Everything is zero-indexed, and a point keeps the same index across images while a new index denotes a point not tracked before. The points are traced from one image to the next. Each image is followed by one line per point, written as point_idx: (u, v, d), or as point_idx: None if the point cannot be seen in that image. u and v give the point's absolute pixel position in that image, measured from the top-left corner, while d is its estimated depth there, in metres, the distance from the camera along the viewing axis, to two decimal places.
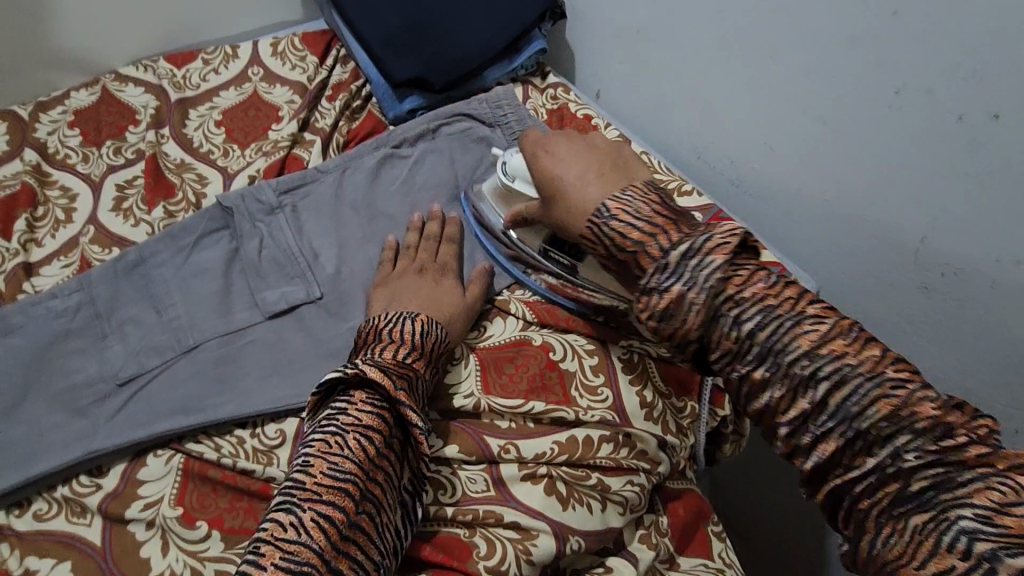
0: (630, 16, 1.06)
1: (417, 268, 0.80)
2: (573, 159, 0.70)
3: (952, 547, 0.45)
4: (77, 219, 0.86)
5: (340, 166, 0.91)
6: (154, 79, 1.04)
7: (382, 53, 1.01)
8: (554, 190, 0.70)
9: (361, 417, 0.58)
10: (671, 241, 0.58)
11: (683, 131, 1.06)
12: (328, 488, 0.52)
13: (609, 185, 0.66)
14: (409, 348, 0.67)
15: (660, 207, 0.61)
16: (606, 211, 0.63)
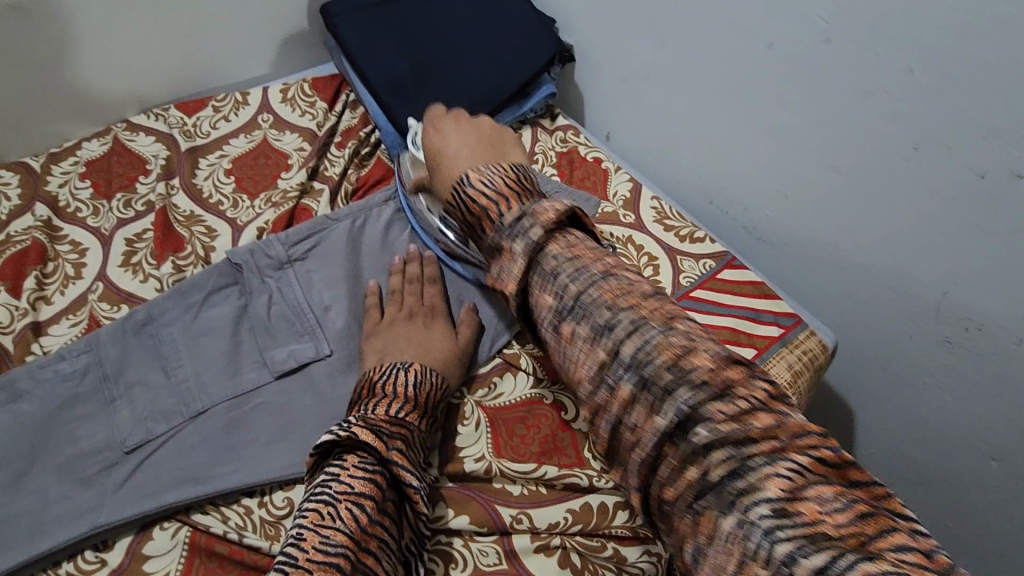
0: (635, 62, 1.06)
1: (407, 314, 0.79)
2: (460, 127, 0.73)
3: (759, 553, 0.40)
4: (86, 275, 0.86)
5: (350, 216, 0.89)
6: (165, 128, 1.05)
7: (391, 101, 1.01)
8: (444, 171, 0.70)
9: (354, 483, 0.57)
10: (510, 208, 0.58)
11: (692, 175, 1.06)
12: (322, 564, 0.50)
13: (487, 164, 0.65)
14: (404, 402, 0.66)
15: (542, 207, 0.59)
16: (472, 195, 0.60)
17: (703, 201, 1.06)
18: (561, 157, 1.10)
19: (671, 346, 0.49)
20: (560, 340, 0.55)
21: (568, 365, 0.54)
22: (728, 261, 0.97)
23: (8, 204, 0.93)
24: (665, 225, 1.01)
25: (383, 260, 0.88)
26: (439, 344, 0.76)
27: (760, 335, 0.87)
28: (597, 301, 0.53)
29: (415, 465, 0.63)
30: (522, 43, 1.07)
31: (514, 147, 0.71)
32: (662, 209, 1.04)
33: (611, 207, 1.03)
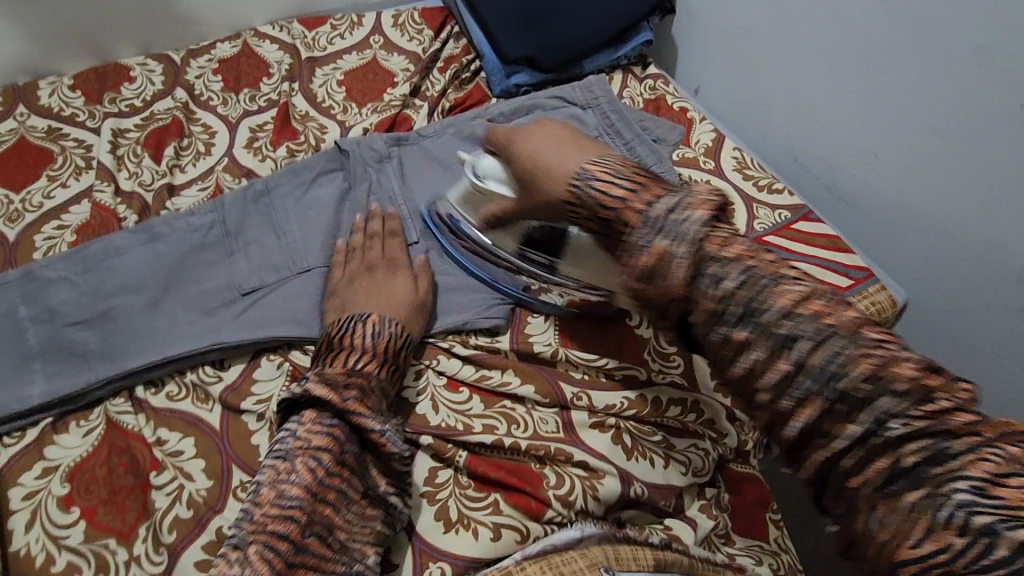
0: (738, 16, 1.08)
1: (366, 267, 0.77)
2: (551, 139, 0.67)
3: (885, 443, 0.46)
4: (214, 153, 0.97)
5: (439, 128, 0.99)
6: (288, 38, 1.15)
7: (497, 30, 1.07)
8: (531, 176, 0.66)
9: (309, 439, 0.58)
10: (654, 197, 0.56)
11: (780, 132, 1.08)
12: (274, 518, 0.53)
13: (584, 154, 0.64)
14: (365, 355, 0.65)
15: (639, 169, 0.59)
16: (588, 174, 0.60)
17: (787, 160, 1.09)
18: (648, 103, 1.12)
19: (752, 266, 0.51)
20: (651, 257, 0.54)
21: (660, 280, 0.54)
22: (804, 213, 0.98)
23: (152, 88, 1.04)
24: (744, 174, 1.03)
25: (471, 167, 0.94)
26: (407, 302, 0.74)
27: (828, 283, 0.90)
28: (687, 226, 0.53)
29: (379, 413, 0.62)
30: None
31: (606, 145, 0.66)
32: (743, 160, 1.06)
33: (692, 153, 1.05)
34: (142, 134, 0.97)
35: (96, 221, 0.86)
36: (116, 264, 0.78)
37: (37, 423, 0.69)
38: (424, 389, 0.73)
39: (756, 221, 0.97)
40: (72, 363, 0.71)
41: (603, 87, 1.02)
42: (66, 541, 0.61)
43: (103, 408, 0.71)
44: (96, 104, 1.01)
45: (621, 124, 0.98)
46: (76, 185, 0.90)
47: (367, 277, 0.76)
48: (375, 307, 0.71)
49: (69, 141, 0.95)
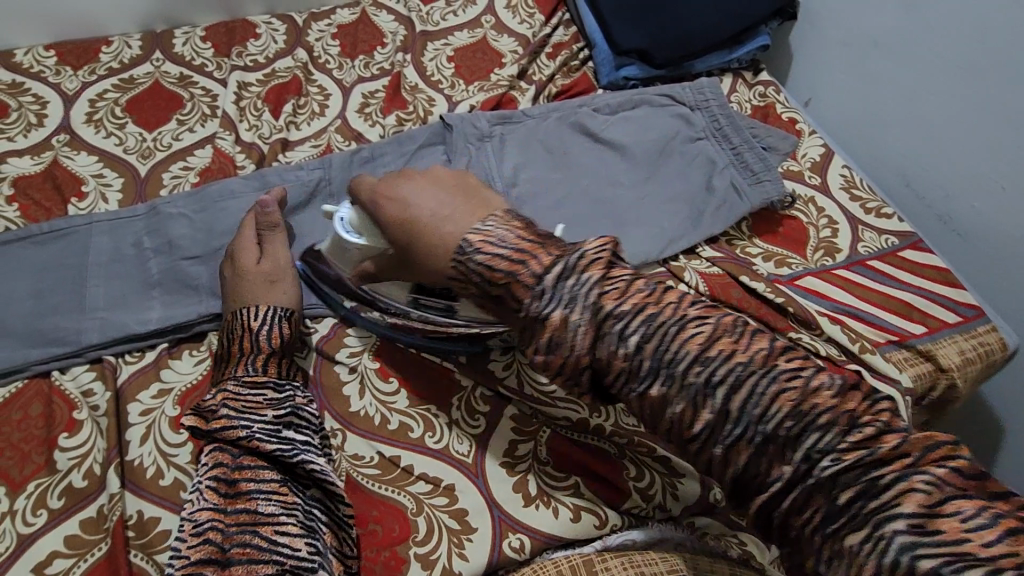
0: (867, 27, 1.03)
1: (234, 255, 0.74)
2: (425, 183, 0.59)
3: None
4: (327, 114, 1.00)
5: (542, 114, 0.99)
6: (405, 11, 1.17)
7: (611, 20, 1.06)
8: (409, 231, 0.57)
9: (205, 466, 0.56)
10: (541, 264, 0.49)
11: (895, 154, 1.03)
12: (194, 549, 0.50)
13: (472, 211, 0.55)
14: (230, 365, 0.64)
15: (623, 250, 0.50)
16: (575, 247, 0.50)
17: (898, 184, 1.04)
18: (757, 110, 1.09)
19: None
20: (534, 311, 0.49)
21: (559, 348, 0.48)
22: (914, 241, 0.93)
23: (275, 46, 1.08)
24: (852, 194, 0.99)
25: (576, 155, 0.94)
26: (287, 290, 0.72)
27: (935, 315, 0.85)
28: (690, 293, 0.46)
29: (257, 406, 0.60)
30: None
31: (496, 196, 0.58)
32: (851, 179, 1.01)
33: (797, 166, 1.01)
34: (264, 89, 1.01)
35: (216, 166, 0.91)
36: (232, 208, 0.82)
37: (153, 348, 0.73)
38: (511, 363, 0.72)
39: (860, 243, 0.93)
40: (186, 295, 0.76)
41: (716, 89, 1.00)
42: (175, 459, 0.65)
43: (209, 341, 0.74)
44: (224, 57, 1.06)
45: (730, 128, 0.96)
46: (201, 131, 0.95)
47: (234, 268, 0.72)
48: (258, 300, 0.70)
49: (197, 89, 1.01)
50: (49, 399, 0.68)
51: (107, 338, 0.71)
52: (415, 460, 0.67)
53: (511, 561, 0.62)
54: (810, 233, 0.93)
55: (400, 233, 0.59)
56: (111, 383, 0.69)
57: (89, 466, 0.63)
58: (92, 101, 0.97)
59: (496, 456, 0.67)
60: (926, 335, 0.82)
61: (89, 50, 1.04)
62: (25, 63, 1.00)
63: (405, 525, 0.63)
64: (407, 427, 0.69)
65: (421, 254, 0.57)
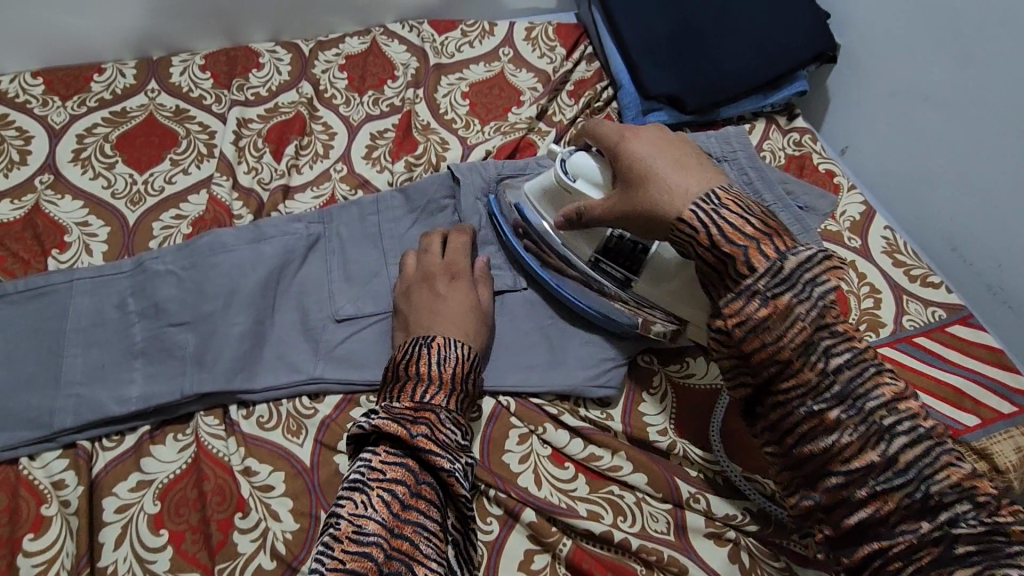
0: (920, 80, 0.96)
1: (426, 278, 0.71)
2: (654, 139, 0.60)
3: None
4: (332, 156, 0.93)
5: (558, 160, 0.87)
6: (417, 40, 1.09)
7: (640, 60, 0.98)
8: (635, 175, 0.58)
9: (385, 470, 0.54)
10: (781, 249, 0.49)
11: (941, 216, 0.96)
12: (352, 555, 0.49)
13: (701, 178, 0.56)
14: (429, 386, 0.61)
15: (768, 215, 0.52)
16: (714, 200, 0.53)
17: (942, 247, 0.97)
18: (791, 160, 1.02)
19: None
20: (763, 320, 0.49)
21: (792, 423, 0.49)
22: (963, 316, 0.86)
23: (279, 78, 1.01)
24: (895, 260, 0.92)
25: None
26: (464, 313, 0.68)
27: (988, 405, 0.77)
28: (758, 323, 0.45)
29: (451, 446, 0.57)
30: (789, 35, 1.00)
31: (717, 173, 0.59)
32: (894, 242, 0.94)
33: (836, 226, 0.94)
34: (265, 127, 0.94)
35: (210, 214, 0.84)
36: (223, 264, 0.74)
37: (133, 430, 0.66)
38: (528, 457, 0.68)
39: (905, 316, 0.86)
40: (169, 368, 0.68)
41: (742, 138, 0.93)
42: (153, 567, 0.58)
43: (195, 422, 0.67)
44: (223, 89, 0.99)
45: (762, 184, 0.89)
46: (196, 172, 0.88)
47: (428, 290, 0.70)
48: (438, 328, 0.66)
49: (194, 125, 0.94)
50: (14, 492, 0.61)
51: (83, 422, 0.64)
52: None
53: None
54: (852, 302, 0.87)
55: (626, 177, 0.60)
56: (85, 473, 0.62)
57: (55, 575, 0.57)
58: (79, 136, 0.90)
59: (510, 572, 0.62)
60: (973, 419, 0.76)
61: (79, 78, 0.97)
62: (11, 93, 0.94)
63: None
64: None
65: (646, 208, 0.57)
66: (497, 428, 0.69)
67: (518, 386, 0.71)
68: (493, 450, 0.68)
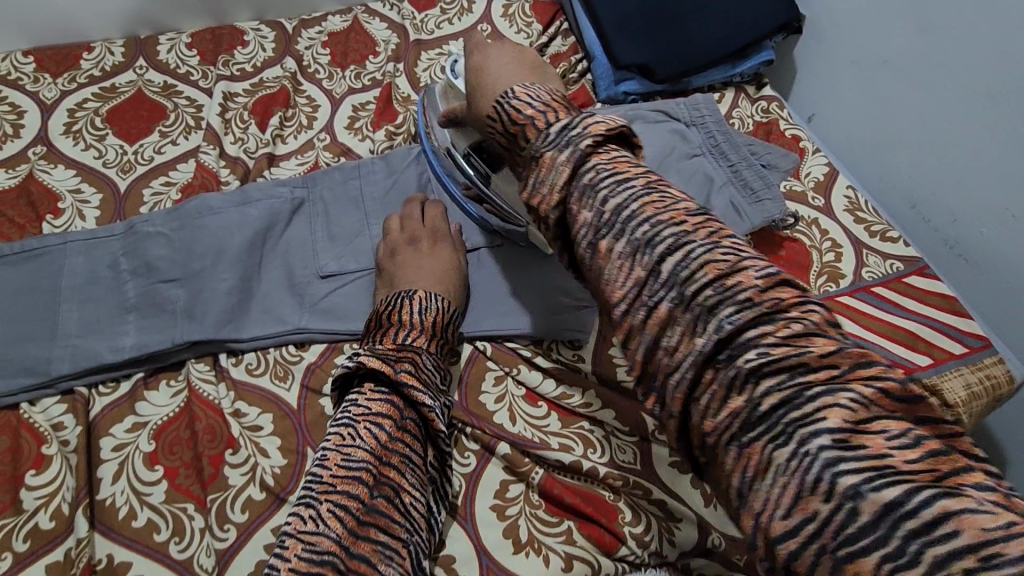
0: (879, 46, 1.00)
1: (410, 240, 0.74)
2: (504, 49, 0.65)
3: None
4: (315, 127, 0.97)
5: None
6: (398, 18, 1.13)
7: (612, 32, 1.02)
8: (471, 76, 0.64)
9: (371, 404, 0.57)
10: (557, 119, 0.51)
11: (902, 176, 1.00)
12: (343, 479, 0.51)
13: (525, 78, 0.60)
14: (411, 331, 0.64)
15: (562, 99, 0.54)
16: (511, 93, 0.56)
17: (903, 206, 1.01)
18: (759, 127, 1.06)
19: None
20: (597, 259, 0.47)
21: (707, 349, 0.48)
22: (919, 267, 0.91)
23: (263, 55, 1.05)
24: (856, 217, 0.96)
25: None
26: (444, 274, 0.72)
27: (940, 346, 0.81)
28: None
29: (432, 386, 0.61)
30: (755, 6, 1.04)
31: (556, 83, 0.63)
32: (855, 201, 0.98)
33: (801, 187, 0.99)
34: (251, 100, 0.98)
35: (198, 181, 0.87)
36: (211, 224, 0.78)
37: (128, 377, 0.70)
38: (503, 398, 0.72)
39: (864, 269, 0.91)
40: (161, 320, 0.72)
41: (711, 106, 0.97)
42: (149, 499, 0.62)
43: (187, 370, 0.71)
44: (209, 65, 1.02)
45: (728, 146, 0.94)
46: (185, 143, 0.92)
47: (410, 249, 0.73)
48: (420, 283, 0.70)
49: (181, 99, 0.97)
50: (16, 433, 0.64)
51: (80, 369, 0.68)
52: None
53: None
54: (814, 257, 0.91)
55: (469, 78, 0.65)
56: (83, 416, 0.66)
57: (57, 506, 0.60)
58: (71, 110, 0.93)
59: (486, 499, 0.65)
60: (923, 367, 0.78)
61: (70, 56, 1.00)
62: (3, 70, 0.97)
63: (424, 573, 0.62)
64: None
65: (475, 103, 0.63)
66: (474, 372, 0.73)
67: (493, 334, 0.75)
68: (470, 392, 0.72)
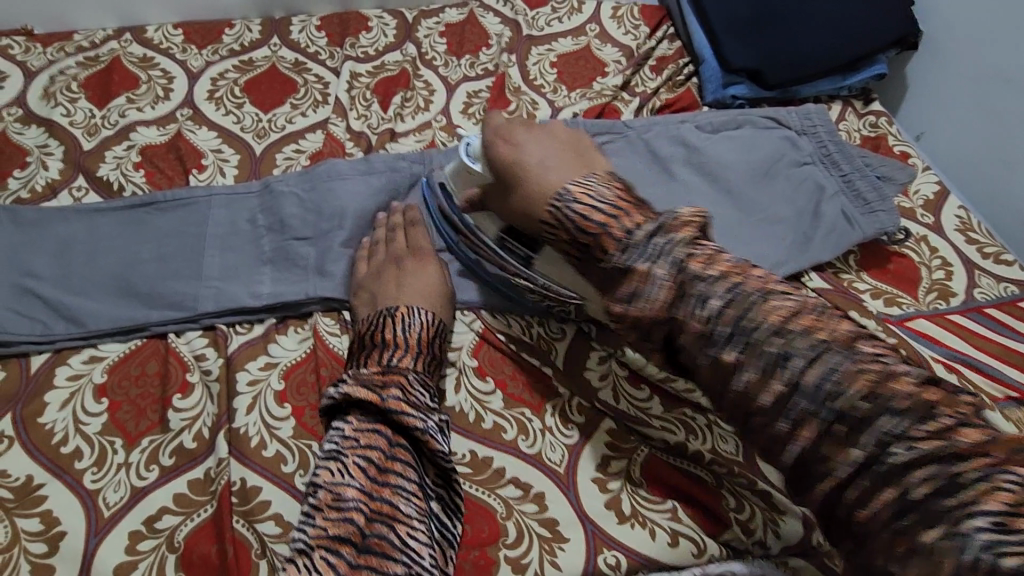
0: (1002, 65, 0.98)
1: (393, 258, 0.75)
2: (535, 135, 0.68)
3: None
4: (431, 109, 1.02)
5: (643, 127, 0.95)
6: (511, 14, 1.17)
7: (725, 37, 1.04)
8: (515, 169, 0.66)
9: (359, 437, 0.59)
10: (635, 223, 0.56)
11: (1018, 200, 0.98)
12: (335, 521, 0.52)
13: (574, 171, 0.64)
14: (399, 352, 0.66)
15: (623, 193, 0.59)
16: (568, 195, 0.60)
17: (1018, 232, 0.98)
18: (867, 141, 1.05)
19: None
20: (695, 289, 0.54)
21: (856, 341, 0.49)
22: None
23: (385, 40, 1.11)
24: (968, 237, 0.94)
25: (682, 173, 0.91)
26: (423, 291, 0.73)
27: None
28: None
29: (421, 405, 0.61)
30: (873, 19, 1.04)
31: (599, 160, 0.67)
32: (968, 221, 0.96)
33: (909, 204, 0.97)
34: (373, 81, 1.04)
35: (327, 149, 0.93)
36: (341, 189, 0.83)
37: (262, 321, 0.75)
38: (607, 376, 0.74)
39: (977, 289, 0.88)
40: (294, 272, 0.77)
41: (823, 116, 0.96)
42: (278, 432, 0.66)
43: (314, 320, 0.75)
44: (336, 47, 1.09)
45: (840, 156, 0.93)
46: (313, 116, 0.98)
47: (395, 269, 0.74)
48: (403, 299, 0.71)
49: (311, 76, 1.04)
50: (165, 359, 0.71)
51: (222, 308, 0.73)
52: (508, 463, 0.67)
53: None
54: (922, 273, 0.89)
55: (506, 168, 0.67)
56: (223, 350, 0.72)
57: (199, 428, 0.66)
58: (213, 79, 1.01)
59: (588, 471, 0.67)
60: (1012, 400, 0.73)
61: (213, 31, 1.08)
62: (155, 39, 1.06)
63: (495, 527, 0.63)
64: (501, 428, 0.70)
65: (518, 203, 0.66)
66: (579, 350, 0.76)
67: None
68: (576, 368, 0.74)
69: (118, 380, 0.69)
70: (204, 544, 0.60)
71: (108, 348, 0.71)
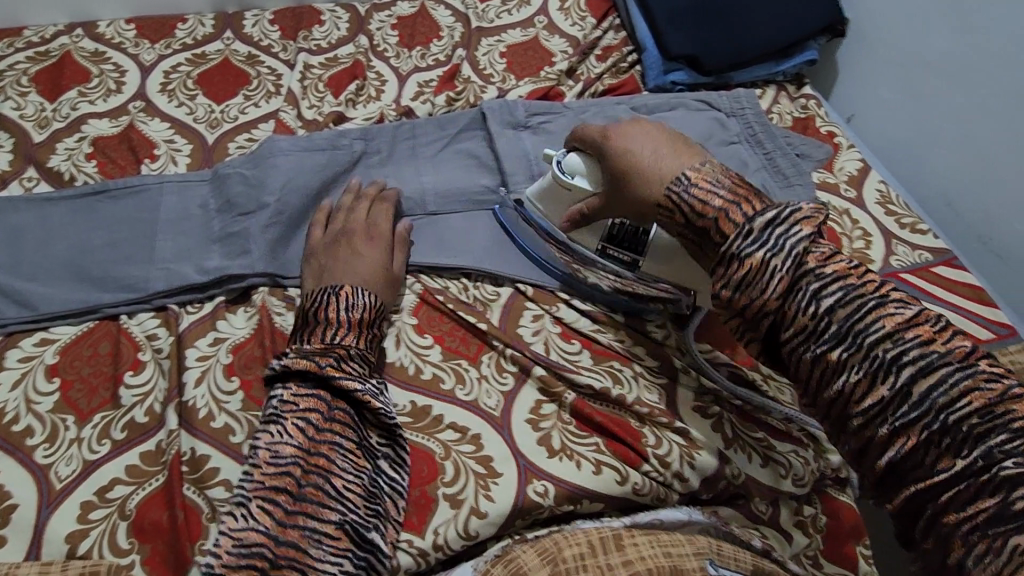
0: (920, 48, 1.05)
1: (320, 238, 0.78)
2: (650, 133, 0.66)
3: None
4: (383, 98, 1.05)
5: (580, 108, 0.99)
6: (462, 7, 1.21)
7: (664, 25, 1.09)
8: (631, 170, 0.64)
9: (297, 402, 0.63)
10: (755, 210, 0.55)
11: (937, 175, 1.04)
12: (273, 475, 0.59)
13: (685, 157, 0.63)
14: (328, 326, 0.69)
15: (740, 180, 0.58)
16: (686, 180, 0.59)
17: (938, 204, 1.05)
18: (798, 122, 1.10)
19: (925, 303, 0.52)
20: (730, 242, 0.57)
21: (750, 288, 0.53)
22: (948, 259, 0.94)
23: (338, 33, 1.13)
24: (888, 209, 1.00)
25: None
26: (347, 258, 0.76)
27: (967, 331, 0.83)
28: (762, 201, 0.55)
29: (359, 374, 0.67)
30: (801, 7, 1.10)
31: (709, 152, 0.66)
32: (887, 194, 1.02)
33: (833, 178, 1.02)
34: (326, 73, 1.06)
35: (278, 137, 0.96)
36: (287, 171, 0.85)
37: (212, 299, 0.77)
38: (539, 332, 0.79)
39: (894, 257, 0.94)
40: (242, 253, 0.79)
41: (751, 99, 1.02)
42: (227, 405, 0.68)
43: (261, 297, 0.77)
44: (290, 40, 1.11)
45: (765, 135, 0.98)
46: (266, 106, 1.01)
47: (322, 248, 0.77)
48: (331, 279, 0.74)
49: (264, 68, 1.06)
50: (117, 340, 0.73)
51: (173, 288, 0.76)
52: (446, 410, 0.72)
53: (535, 504, 0.65)
54: (843, 243, 0.95)
55: (619, 174, 0.65)
56: (174, 329, 0.74)
57: (151, 404, 0.68)
58: (166, 72, 1.03)
59: (523, 411, 0.72)
60: None
61: (166, 26, 1.10)
62: (107, 34, 1.06)
63: (434, 466, 0.67)
64: (439, 378, 0.74)
65: (635, 192, 0.64)
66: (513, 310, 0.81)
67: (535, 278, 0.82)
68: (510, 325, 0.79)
69: (69, 361, 0.70)
70: (155, 511, 0.62)
71: (60, 330, 0.73)
